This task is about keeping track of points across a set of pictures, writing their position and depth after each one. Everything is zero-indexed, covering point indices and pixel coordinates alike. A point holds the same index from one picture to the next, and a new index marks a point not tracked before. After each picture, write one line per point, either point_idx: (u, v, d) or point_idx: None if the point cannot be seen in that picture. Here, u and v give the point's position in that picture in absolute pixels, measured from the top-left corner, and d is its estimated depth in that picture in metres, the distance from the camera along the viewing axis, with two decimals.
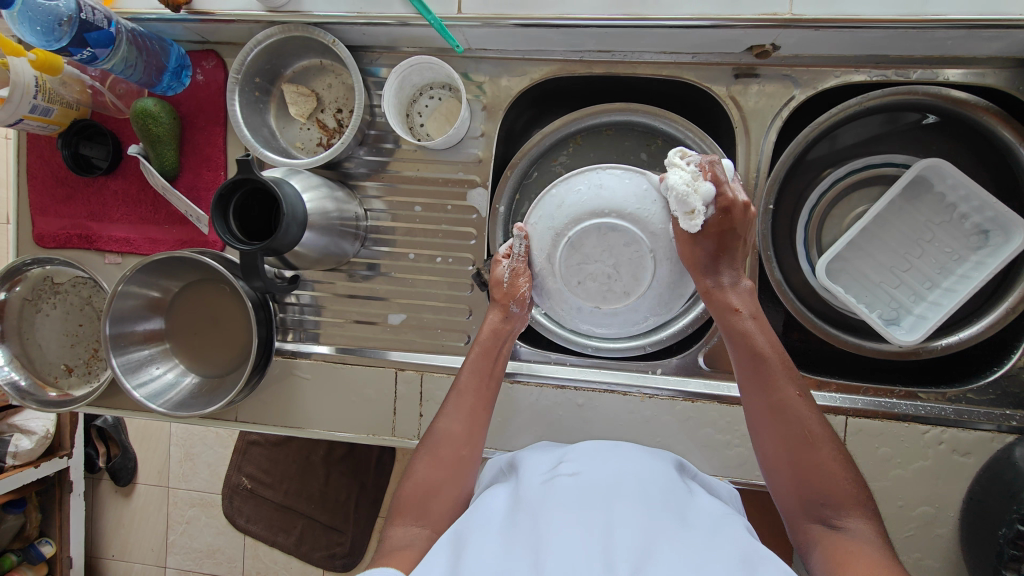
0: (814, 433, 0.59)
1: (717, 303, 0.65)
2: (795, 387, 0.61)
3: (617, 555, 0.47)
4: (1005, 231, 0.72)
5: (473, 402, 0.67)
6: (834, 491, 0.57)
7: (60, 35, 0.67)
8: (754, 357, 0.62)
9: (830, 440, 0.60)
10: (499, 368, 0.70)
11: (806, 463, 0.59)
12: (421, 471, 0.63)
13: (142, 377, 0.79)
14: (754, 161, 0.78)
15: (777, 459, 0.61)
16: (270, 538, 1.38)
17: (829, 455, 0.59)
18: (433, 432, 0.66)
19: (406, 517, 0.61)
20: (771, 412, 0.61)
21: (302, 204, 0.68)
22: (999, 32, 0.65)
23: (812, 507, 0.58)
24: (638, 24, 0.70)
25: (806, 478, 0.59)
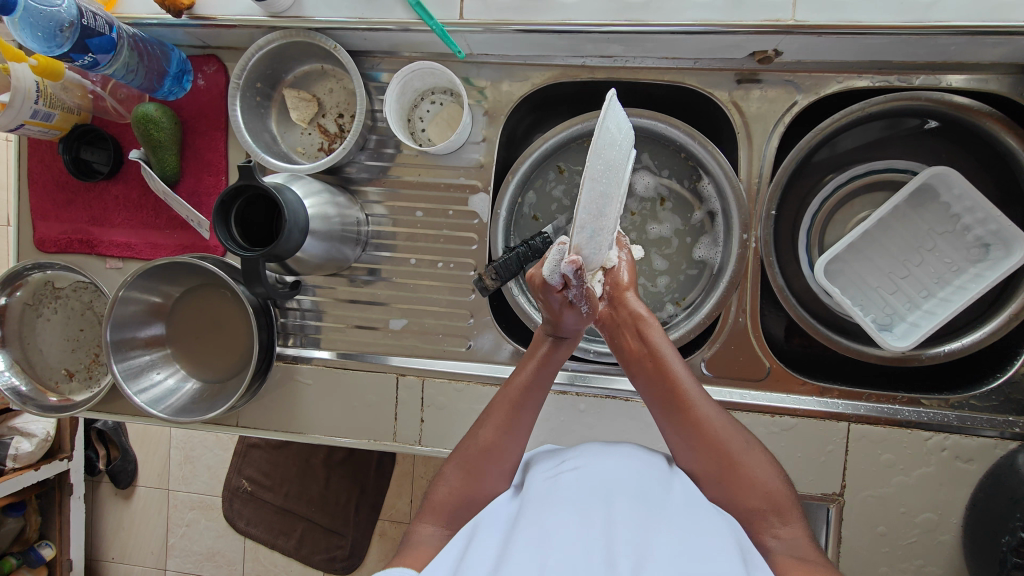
0: (732, 442, 0.59)
1: (626, 333, 0.64)
2: (711, 404, 0.60)
3: (616, 551, 0.47)
4: (1005, 245, 0.71)
5: (518, 416, 0.63)
6: (767, 498, 0.57)
7: (62, 40, 0.66)
8: (659, 378, 0.61)
9: (752, 443, 0.60)
10: (544, 396, 0.65)
11: (737, 477, 0.57)
12: (452, 478, 0.62)
13: (143, 382, 0.79)
14: (756, 167, 0.78)
15: (708, 480, 0.59)
16: (270, 541, 1.37)
17: (753, 460, 0.59)
18: (461, 446, 0.64)
19: (429, 517, 0.61)
20: (691, 436, 0.59)
21: (303, 209, 0.68)
22: (1002, 39, 0.65)
23: (756, 520, 0.56)
24: (639, 29, 0.70)
25: (745, 496, 0.57)
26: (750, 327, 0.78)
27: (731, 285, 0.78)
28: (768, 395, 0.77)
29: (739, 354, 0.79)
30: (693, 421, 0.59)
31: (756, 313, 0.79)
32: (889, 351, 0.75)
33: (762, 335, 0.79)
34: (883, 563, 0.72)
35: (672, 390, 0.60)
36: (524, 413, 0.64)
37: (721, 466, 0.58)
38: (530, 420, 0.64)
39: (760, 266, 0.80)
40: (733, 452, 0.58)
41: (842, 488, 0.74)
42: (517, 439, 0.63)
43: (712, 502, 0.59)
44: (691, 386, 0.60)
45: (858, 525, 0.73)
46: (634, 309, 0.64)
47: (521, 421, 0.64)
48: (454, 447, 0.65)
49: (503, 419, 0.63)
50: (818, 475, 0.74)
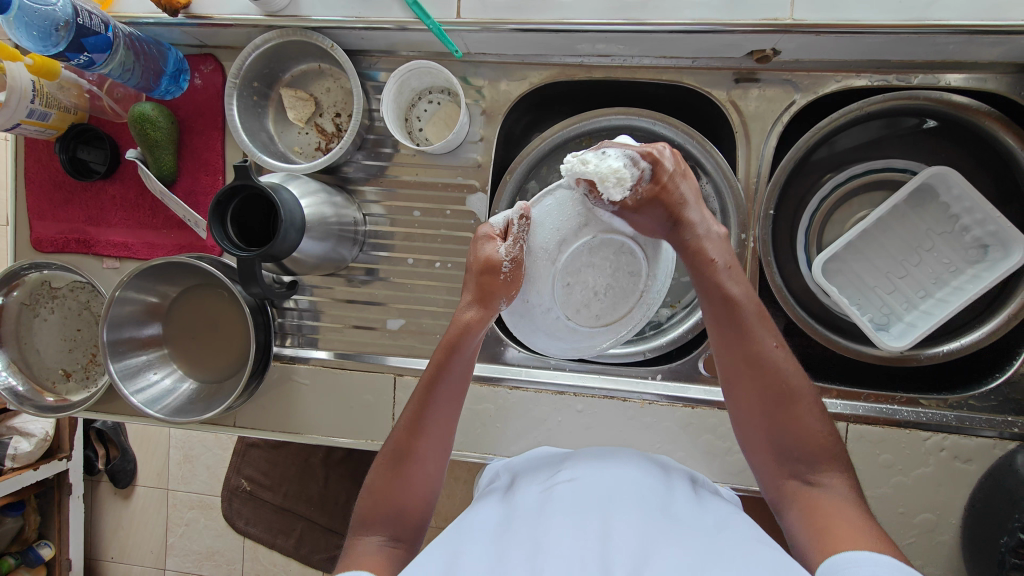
0: (788, 385, 0.59)
1: (694, 259, 0.62)
2: (774, 338, 0.61)
3: (612, 557, 0.47)
4: (1004, 246, 0.71)
5: (425, 421, 0.64)
6: (805, 440, 0.59)
7: (57, 40, 0.66)
8: (733, 312, 0.60)
9: (810, 394, 0.60)
10: (461, 377, 0.65)
11: (784, 421, 0.59)
12: (376, 484, 0.63)
13: (140, 383, 0.78)
14: (755, 166, 0.78)
15: (751, 415, 0.61)
16: (269, 541, 1.37)
17: (807, 412, 0.59)
18: (383, 450, 0.66)
19: (370, 529, 0.61)
20: (746, 367, 0.60)
21: (300, 210, 0.68)
22: (1001, 38, 0.65)
23: (788, 463, 0.59)
24: (636, 28, 0.69)
25: (784, 432, 0.59)
26: None
27: None
28: None
29: None
30: (752, 352, 0.60)
31: (755, 314, 0.78)
32: (884, 351, 0.75)
33: None
34: None
35: (738, 322, 0.60)
36: (434, 416, 0.64)
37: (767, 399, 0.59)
38: (446, 416, 0.65)
39: (759, 266, 0.80)
40: (782, 388, 0.59)
41: None
42: (434, 435, 0.65)
43: (743, 422, 0.62)
44: (754, 323, 0.60)
45: None
46: (695, 232, 0.62)
47: (434, 423, 0.64)
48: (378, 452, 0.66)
49: (412, 418, 0.64)
50: None
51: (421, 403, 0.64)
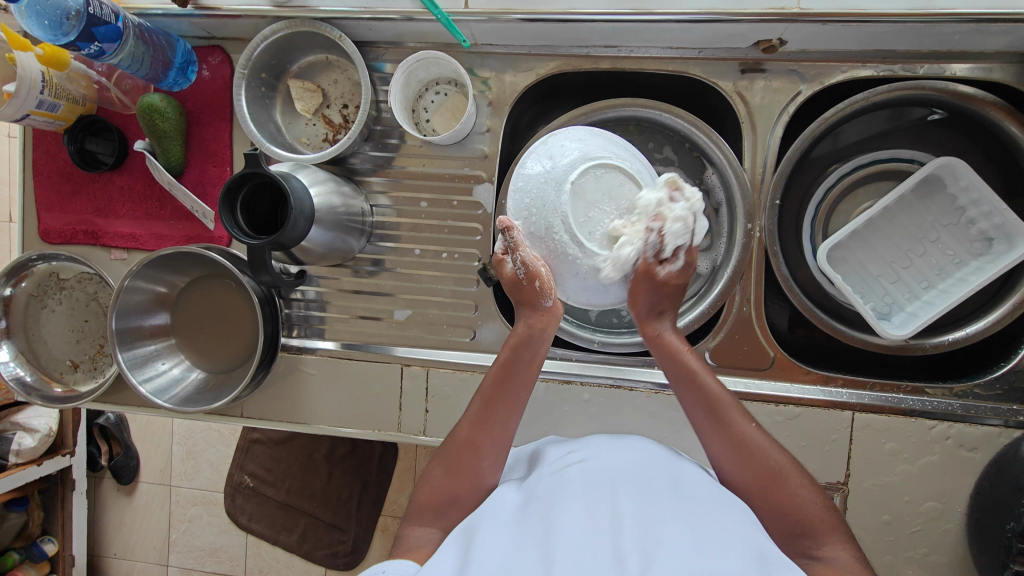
0: (776, 465, 0.58)
1: (660, 346, 0.65)
2: (749, 422, 0.61)
3: (624, 543, 0.47)
4: (1009, 239, 0.72)
5: (494, 410, 0.63)
6: (805, 519, 0.56)
7: (68, 29, 0.66)
8: (705, 402, 0.61)
9: (795, 468, 0.59)
10: (527, 376, 0.65)
11: (779, 500, 0.57)
12: (434, 475, 0.63)
13: (148, 372, 0.79)
14: (760, 157, 0.78)
15: (746, 501, 0.59)
16: (273, 536, 1.38)
17: (798, 484, 0.58)
18: (450, 437, 0.65)
19: (423, 519, 0.61)
20: (735, 450, 0.59)
21: (309, 198, 0.68)
22: (1007, 26, 0.65)
23: (791, 541, 0.56)
24: (644, 18, 0.70)
25: (782, 513, 0.57)
26: (754, 316, 0.79)
27: (736, 275, 0.78)
28: (771, 384, 0.77)
29: (743, 344, 0.79)
30: (732, 439, 0.60)
31: (760, 303, 0.79)
32: (887, 339, 0.75)
33: (767, 324, 0.79)
34: (888, 552, 0.73)
35: (714, 406, 0.61)
36: (500, 408, 0.63)
37: (761, 479, 0.58)
38: (513, 401, 0.64)
39: (764, 255, 0.80)
40: (770, 466, 0.58)
41: (846, 477, 0.74)
42: (497, 430, 0.63)
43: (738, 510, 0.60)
44: (729, 405, 0.61)
45: (862, 514, 0.73)
46: (658, 328, 0.66)
47: (499, 414, 0.63)
48: (440, 447, 0.66)
49: (485, 401, 0.64)
50: (822, 464, 0.74)
51: (490, 392, 0.64)
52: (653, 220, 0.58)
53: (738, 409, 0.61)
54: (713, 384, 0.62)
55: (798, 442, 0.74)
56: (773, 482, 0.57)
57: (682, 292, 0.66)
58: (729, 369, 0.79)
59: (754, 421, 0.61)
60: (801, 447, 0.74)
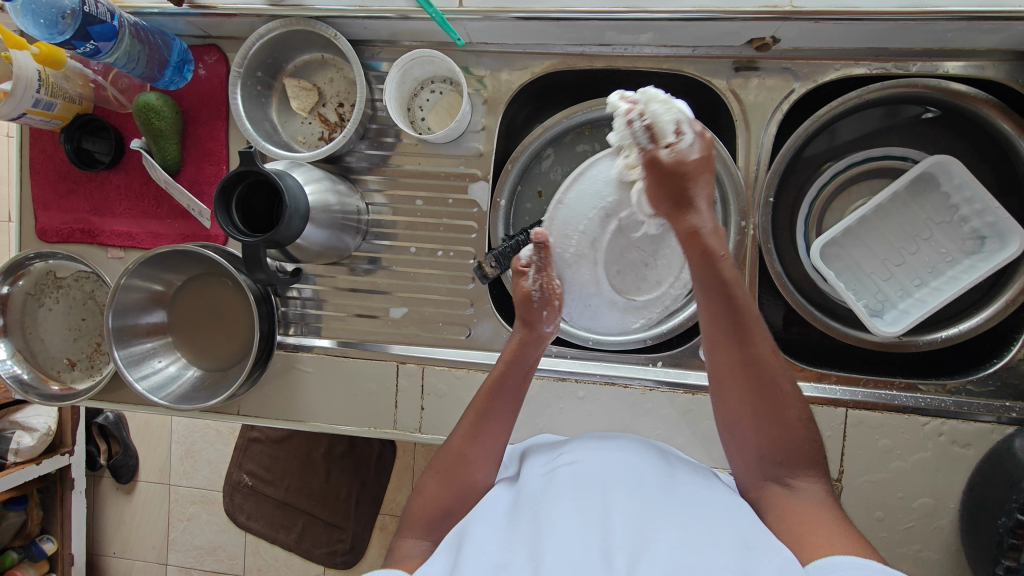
0: (783, 392, 0.57)
1: (682, 224, 0.59)
2: (769, 344, 0.58)
3: (613, 545, 0.47)
4: (1001, 238, 0.72)
5: (483, 428, 0.65)
6: (791, 450, 0.56)
7: (63, 28, 0.67)
8: (732, 312, 0.58)
9: (797, 400, 0.58)
10: (517, 390, 0.68)
11: (766, 423, 0.57)
12: (427, 488, 0.63)
13: (145, 370, 0.79)
14: (754, 155, 0.79)
15: (737, 414, 0.58)
16: (272, 535, 1.38)
17: (796, 416, 0.57)
18: (441, 449, 0.66)
19: (417, 530, 0.60)
20: (747, 360, 0.57)
21: (304, 197, 0.69)
22: (999, 24, 0.65)
23: (765, 463, 0.57)
24: (638, 16, 0.70)
25: (770, 437, 0.57)
26: None
27: None
28: None
29: None
30: (747, 351, 0.57)
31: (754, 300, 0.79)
32: (879, 336, 0.76)
33: None
34: (882, 547, 0.73)
35: (738, 317, 0.57)
36: (490, 429, 0.65)
37: (761, 396, 0.57)
38: (501, 421, 0.66)
39: (759, 253, 0.80)
40: (773, 391, 0.57)
41: (840, 473, 0.74)
42: (486, 447, 0.64)
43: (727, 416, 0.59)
44: (751, 325, 0.58)
45: (856, 510, 0.73)
46: (691, 222, 0.59)
47: (488, 434, 0.65)
48: (429, 460, 0.66)
49: (473, 420, 0.66)
50: None
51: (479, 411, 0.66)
52: (659, 111, 0.61)
53: (760, 325, 0.58)
54: (741, 292, 0.58)
55: None
56: (767, 406, 0.57)
57: (697, 178, 0.60)
58: None
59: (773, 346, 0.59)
60: None
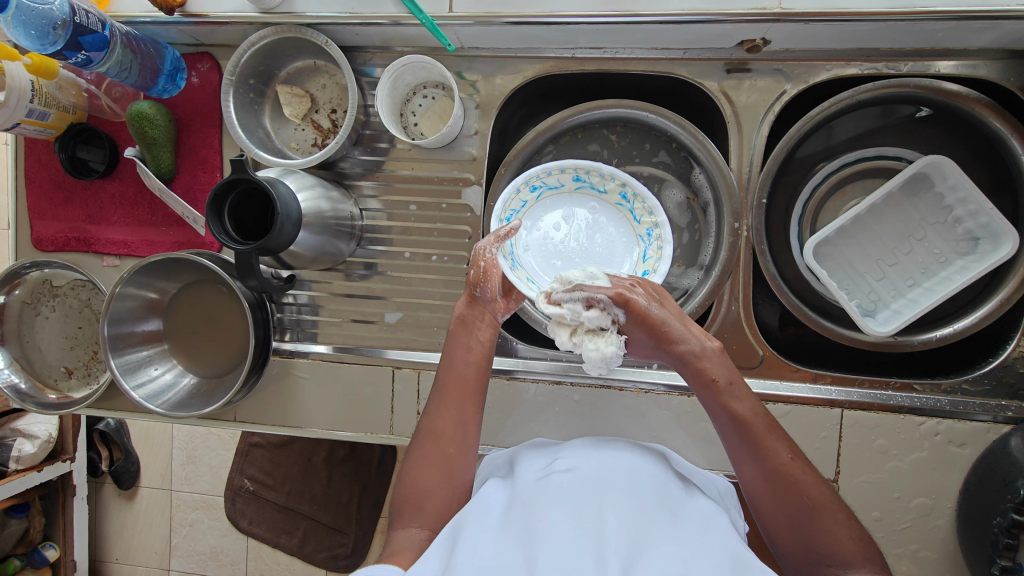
0: (813, 495, 0.56)
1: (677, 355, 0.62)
2: (788, 451, 0.58)
3: (607, 556, 0.47)
4: (994, 239, 0.72)
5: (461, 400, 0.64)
6: (833, 552, 0.54)
7: (55, 38, 0.67)
8: (735, 423, 0.59)
9: (832, 500, 0.56)
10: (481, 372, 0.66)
11: (807, 529, 0.55)
12: (415, 467, 0.62)
13: (141, 377, 0.79)
14: (747, 156, 0.79)
15: (775, 522, 0.57)
16: (273, 540, 1.39)
17: (833, 517, 0.55)
18: (421, 428, 0.64)
19: (405, 517, 0.59)
20: (771, 474, 0.57)
21: (296, 204, 0.69)
22: (989, 23, 0.65)
23: (816, 570, 0.55)
24: (628, 20, 0.70)
25: (812, 541, 0.55)
26: (743, 315, 0.79)
27: (725, 271, 0.78)
28: (761, 382, 0.77)
29: (732, 343, 0.79)
30: (766, 464, 0.57)
31: (748, 302, 0.79)
32: (872, 336, 0.76)
33: (755, 323, 0.79)
34: (879, 548, 0.73)
35: (748, 434, 0.58)
36: (466, 399, 0.64)
37: (791, 503, 0.56)
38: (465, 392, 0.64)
39: (752, 254, 0.80)
40: (801, 495, 0.56)
41: (836, 474, 0.74)
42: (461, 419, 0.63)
43: (770, 527, 0.58)
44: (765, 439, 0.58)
45: (853, 510, 0.73)
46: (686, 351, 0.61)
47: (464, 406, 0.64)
48: (412, 438, 0.65)
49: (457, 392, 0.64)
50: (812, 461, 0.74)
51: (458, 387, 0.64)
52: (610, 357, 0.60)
53: (773, 431, 0.59)
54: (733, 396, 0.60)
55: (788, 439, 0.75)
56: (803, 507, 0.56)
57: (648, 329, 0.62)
58: None
59: (795, 450, 0.58)
60: None
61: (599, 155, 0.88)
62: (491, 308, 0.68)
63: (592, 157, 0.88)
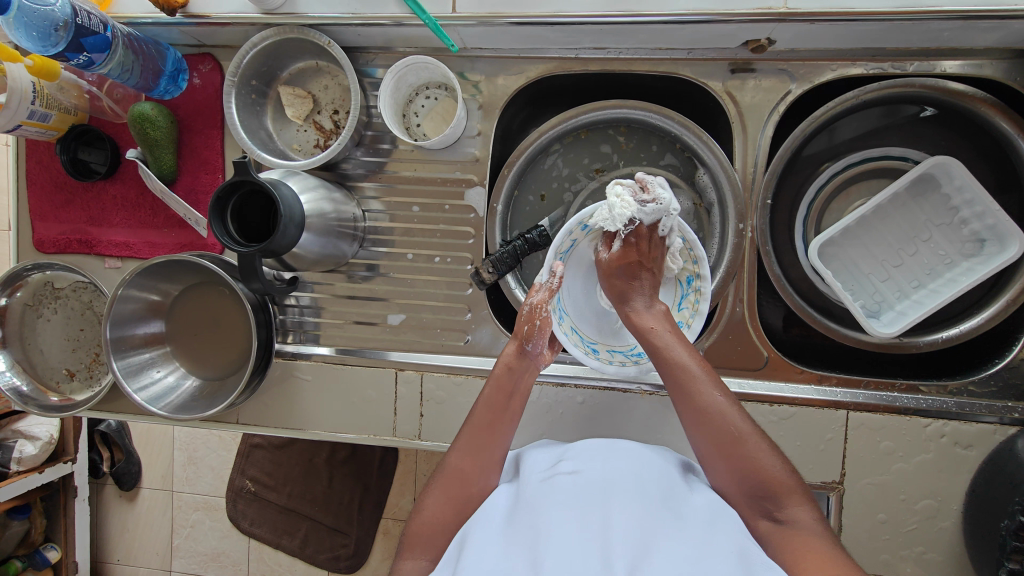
0: (743, 432, 0.58)
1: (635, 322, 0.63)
2: (718, 392, 0.60)
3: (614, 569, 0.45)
4: (1000, 241, 0.72)
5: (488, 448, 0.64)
6: (766, 485, 0.56)
7: (57, 39, 0.66)
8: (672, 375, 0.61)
9: (757, 434, 0.58)
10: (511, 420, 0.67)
11: (740, 466, 0.57)
12: (431, 502, 0.62)
13: (143, 380, 0.79)
14: (751, 157, 0.78)
15: (715, 467, 0.59)
16: (275, 540, 1.37)
17: (762, 451, 0.57)
18: (444, 466, 0.64)
19: (416, 550, 0.60)
20: (704, 416, 0.59)
21: (299, 206, 0.68)
22: (996, 23, 0.65)
23: (755, 506, 0.56)
24: (632, 20, 0.70)
25: (746, 477, 0.57)
26: (748, 316, 0.79)
27: (730, 273, 0.77)
28: (766, 384, 0.77)
29: (737, 343, 0.79)
30: (700, 408, 0.59)
31: (753, 303, 0.79)
32: (877, 338, 0.75)
33: (760, 324, 0.79)
34: (885, 551, 0.72)
35: (683, 381, 0.60)
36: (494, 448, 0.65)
37: (725, 444, 0.58)
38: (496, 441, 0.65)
39: (757, 255, 0.80)
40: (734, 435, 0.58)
41: (842, 476, 0.74)
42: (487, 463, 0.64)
43: (711, 474, 0.60)
44: (699, 381, 0.60)
45: (858, 513, 0.73)
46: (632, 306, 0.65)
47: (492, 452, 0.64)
48: (431, 472, 0.65)
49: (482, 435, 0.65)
50: (818, 463, 0.74)
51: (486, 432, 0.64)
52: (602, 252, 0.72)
53: (707, 376, 0.60)
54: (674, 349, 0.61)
55: (793, 441, 0.74)
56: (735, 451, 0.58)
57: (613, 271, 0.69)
58: (723, 369, 0.79)
59: (725, 392, 0.60)
60: (796, 446, 0.74)
61: (610, 156, 0.88)
62: (536, 361, 0.69)
63: (604, 157, 0.88)
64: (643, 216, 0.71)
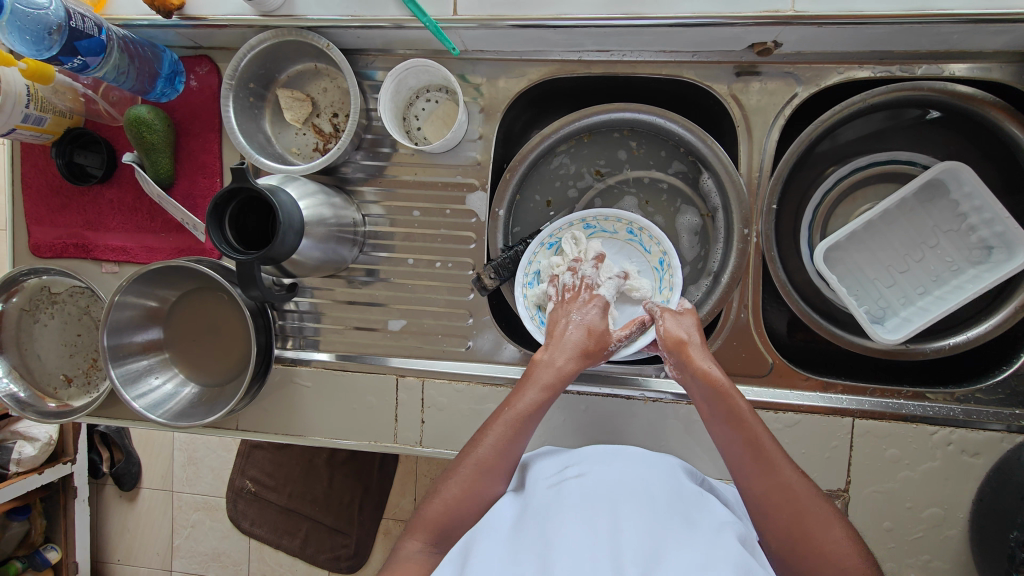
0: (818, 510, 0.57)
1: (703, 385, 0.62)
2: (790, 466, 0.59)
3: (623, 556, 0.46)
4: (1008, 248, 0.71)
5: (517, 438, 0.61)
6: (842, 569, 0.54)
7: (50, 43, 0.65)
8: (746, 441, 0.59)
9: (833, 514, 0.58)
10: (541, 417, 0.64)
11: (816, 546, 0.55)
12: (446, 492, 0.60)
13: (141, 387, 0.78)
14: (756, 161, 0.77)
15: (784, 549, 0.56)
16: (275, 541, 1.34)
17: (835, 533, 0.56)
18: (466, 454, 0.62)
19: (424, 535, 0.60)
20: (778, 491, 0.57)
21: (298, 212, 0.67)
22: (1005, 26, 0.64)
23: None
24: (636, 23, 0.69)
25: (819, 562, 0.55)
26: (752, 322, 0.78)
27: (734, 280, 0.77)
28: (771, 391, 0.76)
29: (741, 350, 0.78)
30: (774, 482, 0.58)
31: (758, 308, 0.78)
32: (881, 344, 0.74)
33: (765, 330, 0.78)
34: (891, 559, 0.72)
35: (755, 451, 0.59)
36: (520, 440, 0.62)
37: (800, 523, 0.56)
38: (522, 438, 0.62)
39: (762, 260, 0.79)
40: (808, 513, 0.57)
41: (847, 484, 0.73)
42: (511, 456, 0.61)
43: (779, 557, 0.57)
44: (771, 453, 0.59)
45: (863, 521, 0.72)
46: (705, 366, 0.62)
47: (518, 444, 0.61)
48: (455, 458, 0.63)
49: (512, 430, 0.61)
50: (823, 471, 0.73)
51: (515, 419, 0.62)
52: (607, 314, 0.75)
53: (779, 448, 0.60)
54: (744, 409, 0.61)
55: (798, 448, 0.74)
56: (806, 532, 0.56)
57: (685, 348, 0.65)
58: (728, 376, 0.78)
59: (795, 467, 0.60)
60: (801, 454, 0.73)
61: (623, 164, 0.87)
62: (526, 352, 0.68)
63: (617, 163, 0.87)
64: (649, 232, 0.77)
